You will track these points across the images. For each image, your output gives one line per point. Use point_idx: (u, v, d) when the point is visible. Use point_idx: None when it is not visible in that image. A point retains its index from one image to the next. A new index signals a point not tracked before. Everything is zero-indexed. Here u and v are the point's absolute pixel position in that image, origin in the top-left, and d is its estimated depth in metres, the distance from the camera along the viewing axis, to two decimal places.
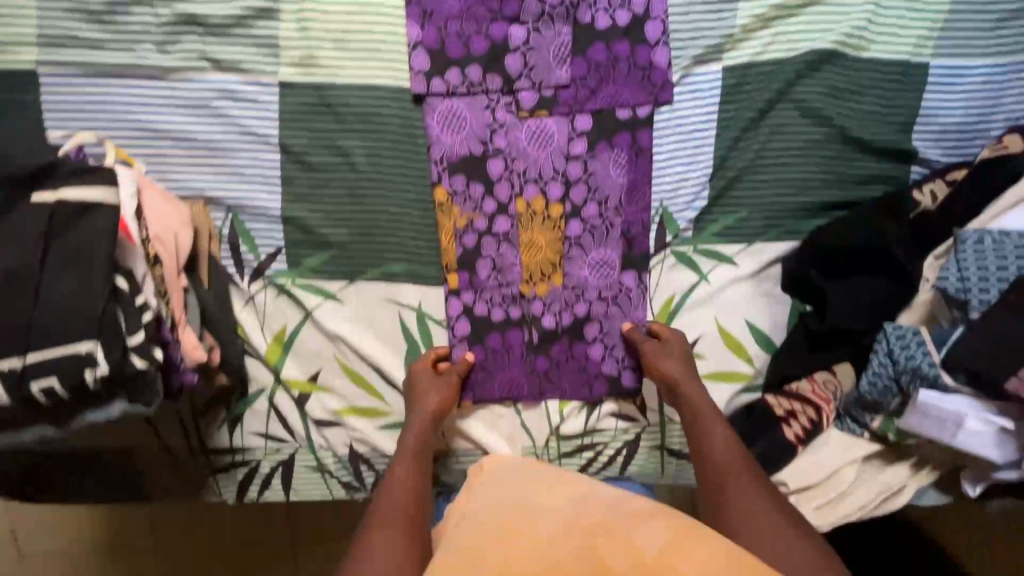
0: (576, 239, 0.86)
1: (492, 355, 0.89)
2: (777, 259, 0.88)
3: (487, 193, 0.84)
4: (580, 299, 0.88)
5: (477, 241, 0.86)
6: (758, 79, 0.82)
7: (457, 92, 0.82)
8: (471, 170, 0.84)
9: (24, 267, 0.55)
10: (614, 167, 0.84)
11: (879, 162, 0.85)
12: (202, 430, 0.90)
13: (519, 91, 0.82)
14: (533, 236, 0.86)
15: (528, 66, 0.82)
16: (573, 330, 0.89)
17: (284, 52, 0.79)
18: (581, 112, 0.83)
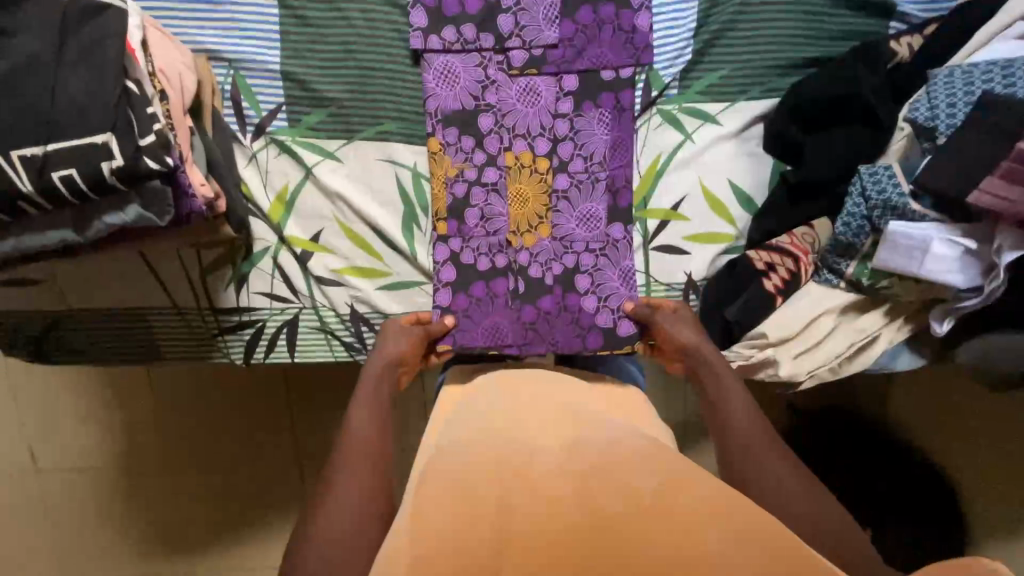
0: (563, 192, 0.90)
1: (475, 302, 0.91)
2: (758, 118, 0.92)
3: (478, 54, 0.87)
4: (568, 251, 0.91)
5: (465, 190, 0.90)
6: None
7: (451, 48, 0.86)
8: (463, 114, 0.88)
9: (41, 58, 0.58)
10: (603, 30, 0.87)
11: (857, 18, 0.88)
12: (210, 291, 0.95)
13: (509, 49, 0.87)
14: (523, 193, 0.90)
15: (518, 24, 0.86)
16: (563, 280, 0.91)
17: None
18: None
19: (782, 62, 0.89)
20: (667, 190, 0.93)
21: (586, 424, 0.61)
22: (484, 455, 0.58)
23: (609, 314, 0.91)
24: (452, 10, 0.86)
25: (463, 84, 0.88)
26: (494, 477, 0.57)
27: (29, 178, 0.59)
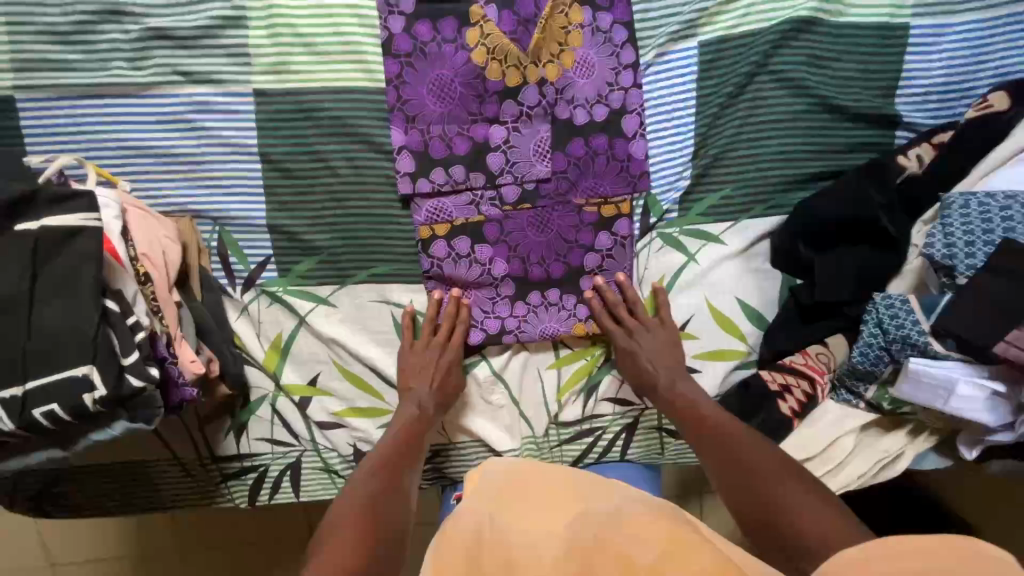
0: (574, 312, 0.87)
1: (470, 286, 0.86)
2: (764, 235, 0.89)
3: (469, 193, 0.83)
4: (557, 323, 0.87)
5: (455, 305, 0.86)
6: (735, 53, 0.81)
7: (442, 191, 0.83)
8: (472, 235, 0.84)
9: (15, 295, 0.56)
10: (597, 166, 0.83)
11: (860, 130, 0.85)
12: (210, 440, 0.92)
13: (502, 186, 0.83)
14: (533, 309, 0.87)
15: (509, 162, 0.83)
16: (555, 319, 0.87)
17: (255, 60, 0.78)
18: (558, 107, 0.82)
19: (785, 180, 0.86)
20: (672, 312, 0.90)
21: (590, 504, 0.58)
22: (470, 541, 0.54)
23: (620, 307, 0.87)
24: (440, 152, 0.82)
25: (457, 227, 0.84)
26: (482, 545, 0.53)
27: (9, 416, 0.57)
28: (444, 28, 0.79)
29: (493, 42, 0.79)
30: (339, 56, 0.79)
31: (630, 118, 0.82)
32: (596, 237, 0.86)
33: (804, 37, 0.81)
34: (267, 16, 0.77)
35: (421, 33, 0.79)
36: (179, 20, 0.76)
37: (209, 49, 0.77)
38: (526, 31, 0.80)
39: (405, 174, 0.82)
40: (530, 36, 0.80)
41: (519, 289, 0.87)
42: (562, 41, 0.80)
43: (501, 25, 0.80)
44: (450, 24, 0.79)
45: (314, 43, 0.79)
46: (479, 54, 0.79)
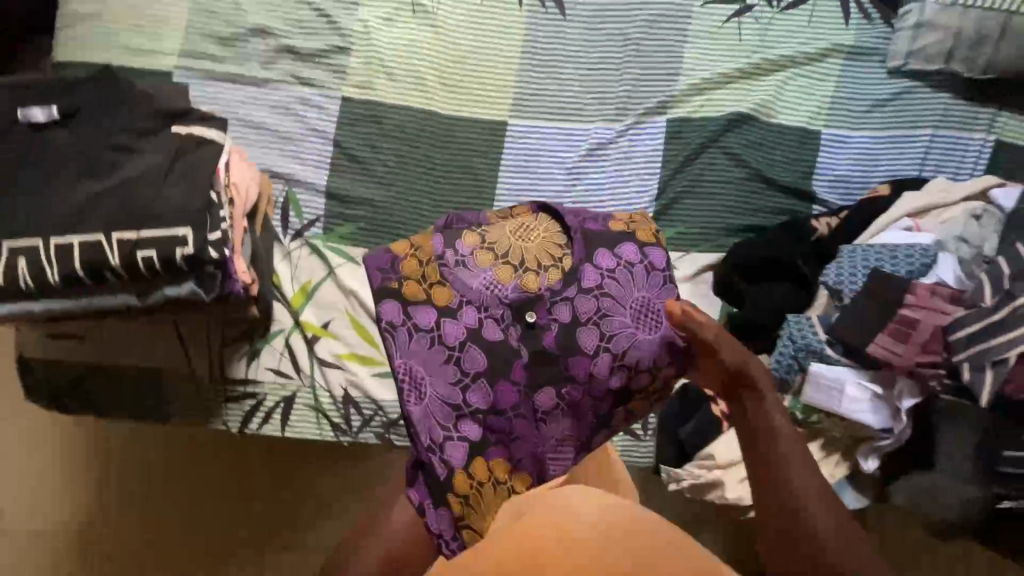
0: (478, 440, 0.81)
1: (431, 348, 0.83)
2: (709, 267, 1.11)
3: (471, 291, 0.85)
4: (466, 443, 0.81)
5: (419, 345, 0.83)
6: (694, 130, 1.11)
7: (448, 275, 0.86)
8: (441, 313, 0.84)
9: (155, 170, 0.78)
10: (501, 371, 0.83)
11: (785, 200, 1.11)
12: (225, 361, 1.07)
13: (486, 306, 0.84)
14: (460, 437, 0.81)
15: (489, 289, 0.85)
16: (472, 444, 0.81)
17: (349, 77, 1.08)
18: (498, 328, 0.84)
19: (728, 227, 1.11)
20: None
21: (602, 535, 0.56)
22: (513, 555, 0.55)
23: (534, 427, 0.84)
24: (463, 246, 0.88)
25: (437, 302, 0.85)
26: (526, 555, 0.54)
27: (119, 253, 0.76)
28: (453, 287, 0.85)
29: (549, 270, 0.86)
30: (411, 87, 1.09)
31: (425, 310, 0.84)
32: (468, 441, 0.81)
33: (745, 127, 1.11)
34: (365, 50, 1.08)
35: (645, 240, 0.90)
36: (305, 43, 1.08)
37: (320, 65, 1.08)
38: (497, 274, 0.86)
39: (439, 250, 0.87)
40: (502, 285, 0.85)
41: (460, 411, 0.82)
42: (535, 285, 0.86)
43: (475, 311, 0.84)
44: (623, 234, 0.90)
45: (393, 73, 1.09)
46: (576, 271, 0.86)
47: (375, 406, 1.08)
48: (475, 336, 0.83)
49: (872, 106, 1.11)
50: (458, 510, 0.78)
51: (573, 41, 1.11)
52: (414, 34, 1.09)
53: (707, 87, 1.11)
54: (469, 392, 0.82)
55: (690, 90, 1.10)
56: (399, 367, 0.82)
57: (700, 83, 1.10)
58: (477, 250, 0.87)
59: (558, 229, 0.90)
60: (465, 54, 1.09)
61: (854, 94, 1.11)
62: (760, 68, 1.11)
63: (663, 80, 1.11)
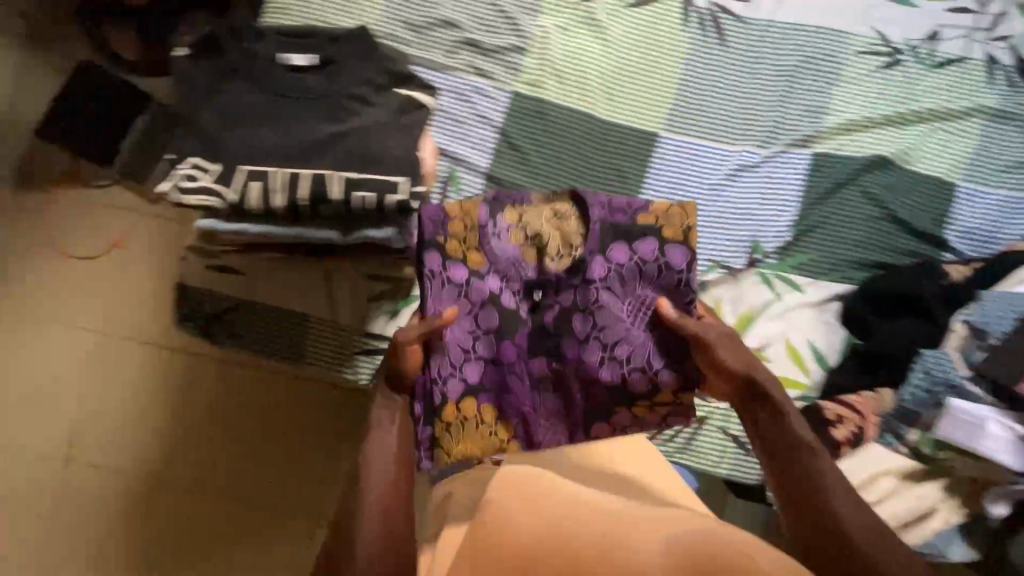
0: (473, 389, 0.84)
1: (460, 304, 0.84)
2: (837, 297, 1.15)
3: (509, 265, 0.85)
4: (455, 384, 0.83)
5: (447, 293, 0.84)
6: (836, 166, 1.16)
7: (489, 238, 0.86)
8: (468, 268, 0.85)
9: (381, 122, 0.86)
10: (506, 333, 0.84)
11: (918, 242, 1.15)
12: (366, 315, 1.14)
13: (515, 278, 0.85)
14: (460, 379, 0.84)
15: (516, 259, 0.85)
16: (467, 390, 0.84)
17: (522, 74, 1.17)
18: (511, 298, 0.85)
19: (858, 262, 1.15)
20: (756, 334, 1.14)
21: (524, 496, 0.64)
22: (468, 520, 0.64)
23: (529, 394, 0.85)
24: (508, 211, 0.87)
25: (477, 259, 0.85)
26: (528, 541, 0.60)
27: (340, 188, 0.83)
28: (495, 253, 0.85)
29: (564, 258, 0.86)
30: (576, 92, 1.17)
31: (460, 267, 0.85)
32: (468, 383, 0.84)
33: (886, 169, 1.16)
34: (540, 52, 1.18)
35: (670, 238, 0.84)
36: (487, 38, 1.17)
37: (496, 59, 1.17)
38: (529, 251, 0.86)
39: (488, 209, 0.87)
40: (524, 263, 0.86)
41: (479, 364, 0.84)
42: (559, 258, 0.85)
43: (498, 274, 0.85)
44: (648, 229, 0.85)
45: (562, 76, 1.18)
46: (582, 262, 0.84)
47: None
48: (488, 296, 0.85)
49: (1008, 168, 1.16)
50: (439, 431, 0.83)
51: (731, 69, 1.18)
52: (585, 46, 1.18)
53: (853, 128, 1.17)
54: (484, 347, 0.84)
55: (837, 128, 1.17)
56: (431, 310, 0.83)
57: (847, 124, 1.17)
58: (514, 228, 0.86)
59: (578, 222, 0.87)
60: (629, 70, 1.18)
61: (993, 154, 1.17)
62: (905, 118, 1.17)
63: (812, 116, 1.17)
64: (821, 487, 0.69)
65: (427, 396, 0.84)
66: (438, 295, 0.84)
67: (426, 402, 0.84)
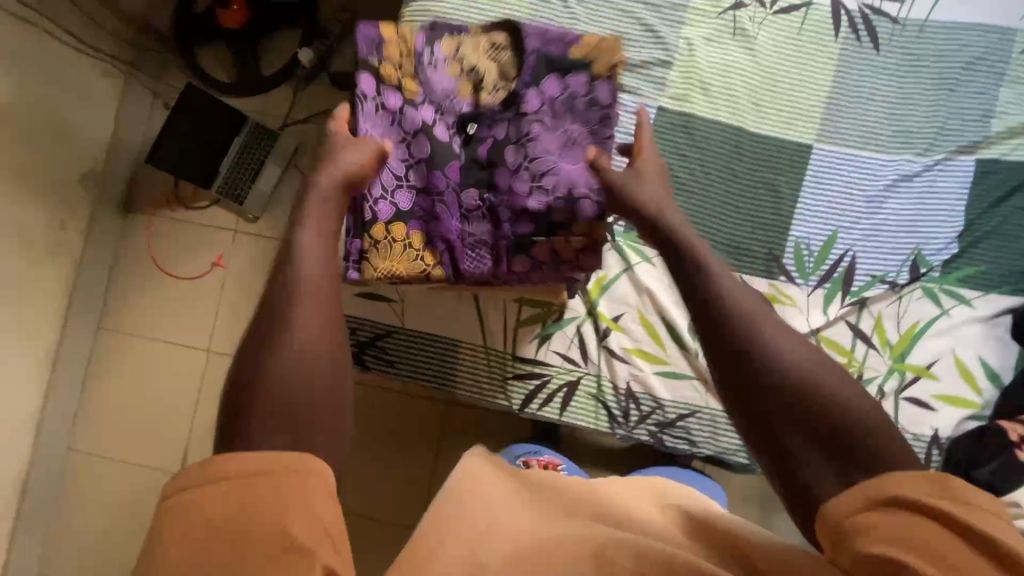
0: (394, 206, 0.94)
1: (391, 130, 0.94)
2: (1007, 311, 1.09)
3: (445, 96, 0.96)
4: (394, 200, 0.94)
5: (370, 108, 0.93)
6: (1005, 172, 1.10)
7: (422, 61, 0.95)
8: (405, 95, 0.94)
9: None
10: (439, 163, 0.94)
11: None
12: (517, 339, 1.13)
13: (459, 104, 0.97)
14: (389, 199, 0.94)
15: (450, 89, 0.96)
16: (396, 213, 0.94)
17: (667, 89, 1.14)
18: (445, 130, 0.96)
19: None
20: (922, 352, 1.10)
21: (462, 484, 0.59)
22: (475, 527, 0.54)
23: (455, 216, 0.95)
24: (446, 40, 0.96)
25: (421, 96, 0.95)
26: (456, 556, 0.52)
27: None
28: (438, 75, 0.96)
29: (499, 92, 0.97)
30: (723, 105, 1.14)
31: (394, 94, 0.94)
32: (399, 207, 0.94)
33: None
34: (685, 66, 1.14)
35: (600, 74, 0.94)
36: (630, 54, 1.14)
37: (639, 75, 1.14)
38: (460, 87, 0.97)
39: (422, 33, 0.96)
40: (459, 97, 0.97)
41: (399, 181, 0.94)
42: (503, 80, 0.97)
43: (446, 96, 0.96)
44: (580, 62, 0.94)
45: (708, 89, 1.14)
46: (519, 95, 0.95)
47: (655, 404, 1.11)
48: (430, 127, 0.95)
49: None
50: (369, 246, 0.94)
51: (886, 74, 1.13)
52: (731, 57, 1.15)
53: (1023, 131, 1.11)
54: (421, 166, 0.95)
55: (1004, 132, 1.11)
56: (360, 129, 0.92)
57: (1016, 127, 1.11)
58: (450, 59, 0.96)
59: (514, 56, 0.97)
60: (778, 80, 1.14)
61: None
62: None
63: (977, 120, 1.11)
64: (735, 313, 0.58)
65: (358, 210, 0.94)
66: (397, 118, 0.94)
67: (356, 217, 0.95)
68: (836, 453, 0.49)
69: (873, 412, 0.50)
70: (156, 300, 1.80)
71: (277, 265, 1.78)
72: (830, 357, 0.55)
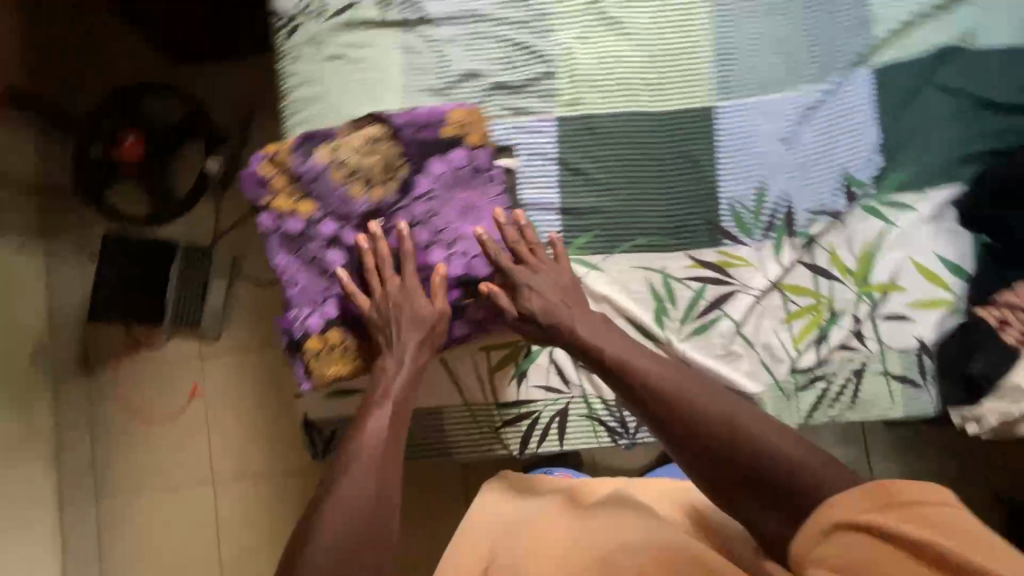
0: (328, 316, 0.96)
1: (302, 253, 0.96)
2: (947, 203, 1.10)
3: (338, 202, 0.96)
4: (325, 312, 0.97)
5: (279, 241, 0.96)
6: (902, 72, 1.11)
7: (303, 175, 0.95)
8: (302, 216, 0.96)
9: None
10: (356, 265, 0.97)
11: (1011, 119, 1.09)
12: (496, 386, 1.10)
13: (355, 203, 0.96)
14: (322, 313, 0.96)
15: (338, 194, 0.95)
16: (330, 324, 0.96)
17: (559, 97, 1.14)
18: (351, 234, 0.96)
19: (959, 158, 1.10)
20: (882, 267, 1.10)
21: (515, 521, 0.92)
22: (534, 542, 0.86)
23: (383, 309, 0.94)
24: (319, 149, 0.96)
25: (315, 212, 0.96)
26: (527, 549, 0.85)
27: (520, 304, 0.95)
28: (323, 184, 0.95)
29: (390, 183, 0.97)
30: (617, 95, 1.14)
31: (294, 219, 0.96)
32: (330, 316, 0.97)
33: (954, 58, 1.10)
34: (569, 69, 1.14)
35: (475, 144, 0.98)
36: (513, 77, 1.14)
37: (528, 93, 1.14)
38: (351, 190, 0.96)
39: (296, 150, 0.96)
40: (354, 200, 0.96)
41: (325, 295, 0.96)
42: (389, 170, 0.97)
43: (338, 201, 0.96)
44: (453, 139, 0.97)
45: (599, 84, 1.14)
46: (409, 183, 0.97)
47: None
48: (336, 237, 0.96)
49: None
50: (315, 361, 0.96)
51: (762, 14, 1.13)
52: (610, 48, 1.14)
53: (905, 29, 1.11)
54: (337, 274, 0.96)
55: (889, 35, 1.11)
56: (277, 263, 0.96)
57: (898, 27, 1.11)
58: (330, 165, 0.95)
59: (391, 146, 0.96)
60: (663, 54, 1.14)
61: None
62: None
63: (860, 32, 1.12)
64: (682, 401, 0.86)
65: (291, 329, 0.96)
66: (305, 242, 0.96)
67: (292, 338, 0.98)
68: (773, 500, 0.77)
69: (801, 462, 0.77)
70: (143, 448, 1.74)
71: (250, 376, 1.75)
72: (753, 412, 0.84)
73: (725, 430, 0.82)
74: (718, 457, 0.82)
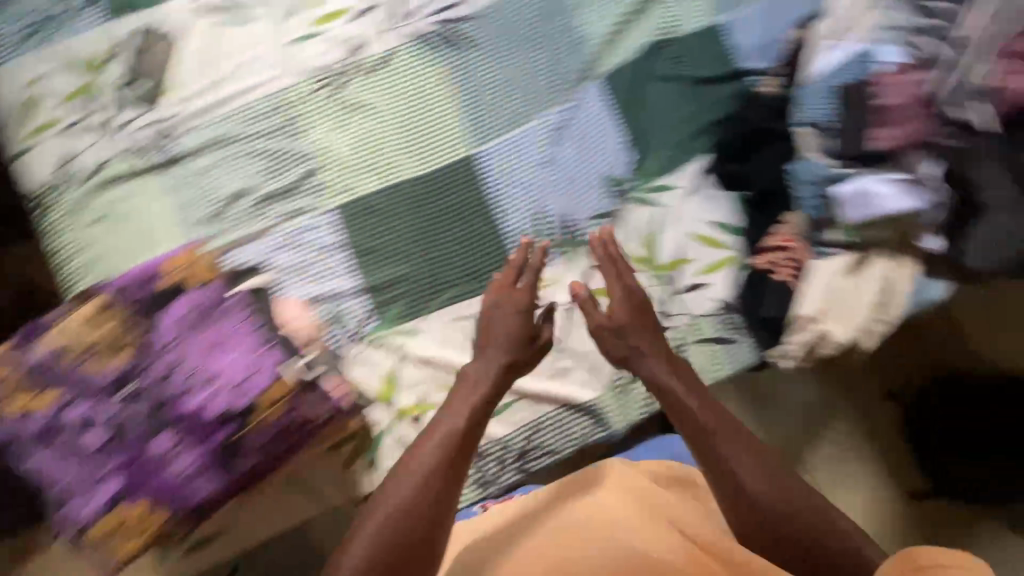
0: (102, 500, 0.90)
1: (55, 446, 0.91)
2: (704, 171, 1.18)
3: (75, 381, 0.92)
4: (97, 498, 0.90)
5: (28, 444, 0.92)
6: (624, 75, 1.21)
7: (35, 367, 0.92)
8: (43, 409, 0.91)
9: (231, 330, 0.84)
10: (113, 437, 0.90)
11: (728, 86, 1.20)
12: (349, 483, 1.09)
13: (95, 375, 0.92)
14: (95, 501, 0.90)
15: (74, 374, 0.92)
16: (106, 507, 0.90)
17: (330, 188, 1.17)
18: (97, 410, 0.91)
19: (697, 130, 1.19)
20: (667, 248, 1.17)
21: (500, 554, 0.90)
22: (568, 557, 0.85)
23: (157, 470, 0.90)
24: (45, 338, 0.94)
25: (54, 400, 0.91)
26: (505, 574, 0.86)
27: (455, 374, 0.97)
28: (56, 369, 0.92)
29: (125, 345, 0.93)
30: (383, 170, 1.18)
31: (36, 416, 0.91)
32: (104, 500, 0.90)
33: (662, 51, 1.22)
34: (331, 161, 1.18)
35: (204, 276, 0.99)
36: (279, 183, 1.17)
37: (298, 194, 1.17)
38: (85, 365, 0.92)
39: (23, 346, 0.94)
40: (92, 374, 0.92)
41: (91, 481, 0.90)
42: (122, 331, 0.94)
43: (76, 381, 0.92)
44: (179, 279, 0.97)
45: (363, 165, 1.18)
46: (145, 338, 0.94)
47: (502, 446, 1.12)
48: (81, 418, 0.91)
49: None
50: (110, 548, 0.90)
51: (490, 61, 1.22)
52: (363, 129, 1.19)
53: (614, 38, 1.22)
54: (96, 455, 0.90)
55: (602, 47, 1.22)
56: (33, 466, 0.91)
57: (608, 38, 1.22)
58: (60, 348, 0.93)
59: (117, 308, 0.95)
60: (414, 122, 1.19)
61: None
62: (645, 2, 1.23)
63: (578, 52, 1.22)
64: (723, 461, 0.87)
65: (71, 527, 0.90)
66: (54, 434, 0.91)
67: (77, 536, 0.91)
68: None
69: (855, 536, 0.79)
70: None
71: None
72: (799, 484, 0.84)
73: (762, 495, 0.83)
74: (771, 518, 0.82)
